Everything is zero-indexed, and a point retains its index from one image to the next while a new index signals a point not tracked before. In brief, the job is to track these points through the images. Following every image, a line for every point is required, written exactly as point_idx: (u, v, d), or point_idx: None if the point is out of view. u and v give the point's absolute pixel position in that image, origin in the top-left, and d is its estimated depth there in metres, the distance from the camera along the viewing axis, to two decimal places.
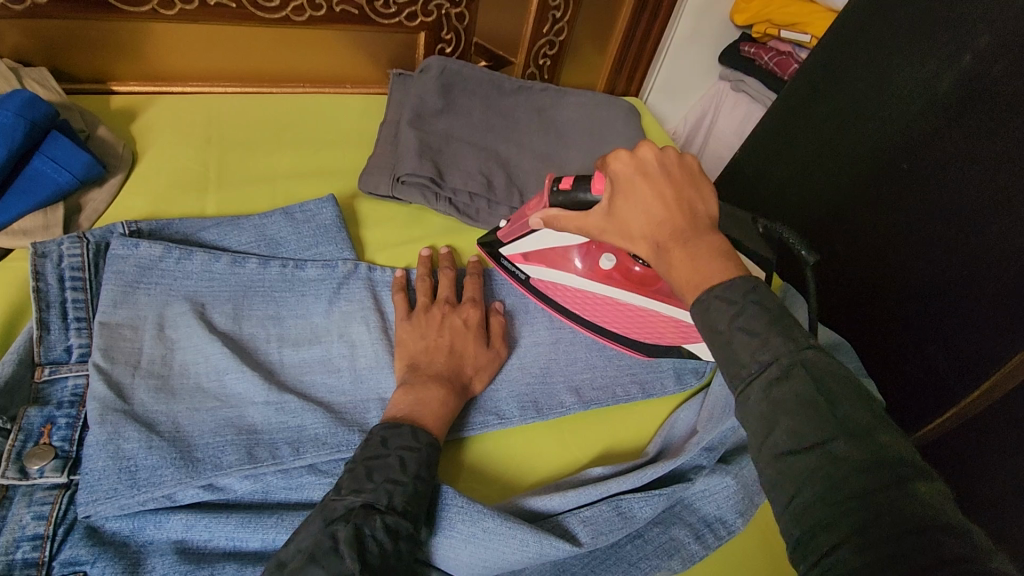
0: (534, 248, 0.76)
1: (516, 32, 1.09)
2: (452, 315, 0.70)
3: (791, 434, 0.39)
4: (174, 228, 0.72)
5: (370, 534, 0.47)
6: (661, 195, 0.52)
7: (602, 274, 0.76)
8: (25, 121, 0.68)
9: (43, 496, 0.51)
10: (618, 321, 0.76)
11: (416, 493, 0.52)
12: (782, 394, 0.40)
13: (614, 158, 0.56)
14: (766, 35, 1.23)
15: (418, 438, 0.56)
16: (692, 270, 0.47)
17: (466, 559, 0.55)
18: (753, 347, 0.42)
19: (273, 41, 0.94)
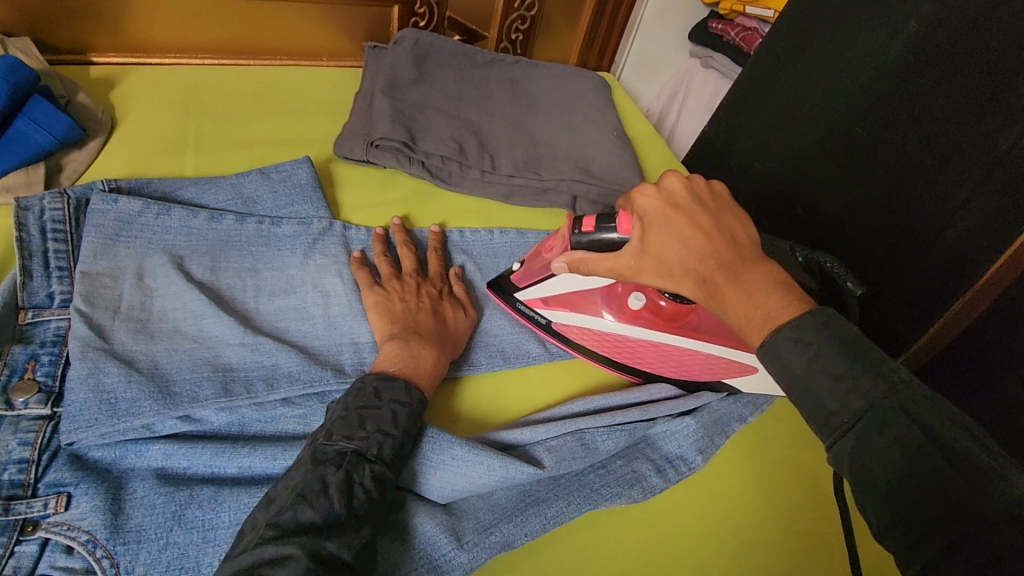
0: (556, 291, 0.73)
1: (489, 7, 1.12)
2: (427, 285, 0.73)
3: (903, 482, 0.42)
4: (153, 187, 0.74)
5: (358, 481, 0.49)
6: (696, 225, 0.55)
7: (631, 313, 0.72)
8: (9, 85, 0.71)
9: (28, 425, 0.54)
10: (653, 361, 0.73)
11: (404, 447, 0.54)
12: (882, 442, 0.43)
13: (641, 190, 0.58)
14: (732, 12, 1.28)
15: (411, 394, 0.57)
16: (754, 309, 0.50)
17: (435, 489, 0.57)
18: (842, 393, 0.45)
19: (250, 14, 0.97)
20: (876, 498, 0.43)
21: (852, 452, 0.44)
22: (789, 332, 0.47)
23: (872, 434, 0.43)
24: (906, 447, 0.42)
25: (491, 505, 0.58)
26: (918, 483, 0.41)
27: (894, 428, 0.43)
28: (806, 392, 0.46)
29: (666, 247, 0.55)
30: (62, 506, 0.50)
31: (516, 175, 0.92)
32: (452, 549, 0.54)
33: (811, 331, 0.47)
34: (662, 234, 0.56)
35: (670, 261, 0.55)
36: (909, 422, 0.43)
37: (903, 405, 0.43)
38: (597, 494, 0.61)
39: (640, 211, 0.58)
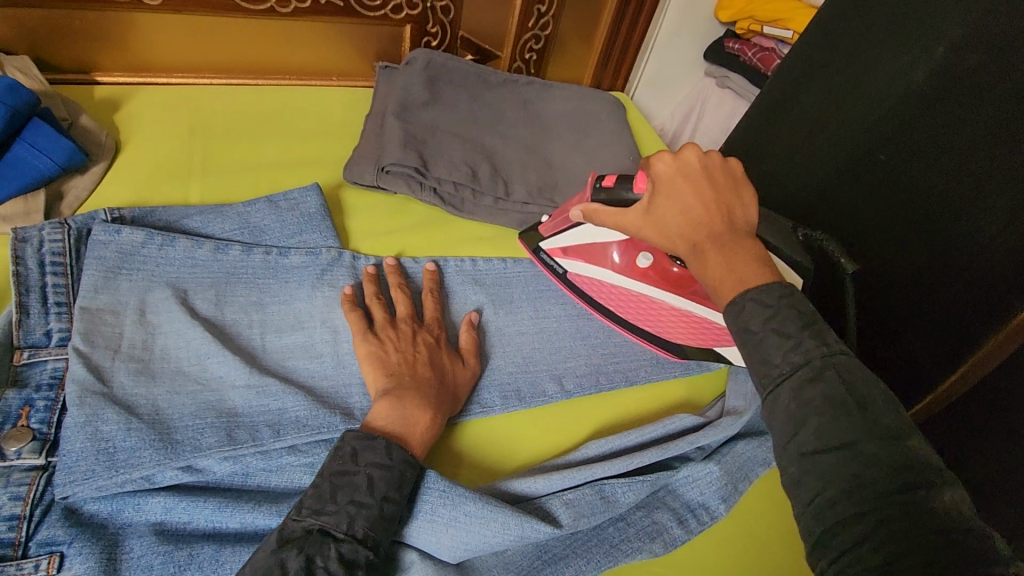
0: (573, 243, 0.77)
1: (503, 26, 1.09)
2: (423, 332, 0.67)
3: (818, 435, 0.42)
4: (157, 216, 0.72)
5: (321, 564, 0.46)
6: (701, 196, 0.53)
7: (639, 271, 0.75)
8: (8, 109, 0.68)
9: (20, 477, 0.50)
10: (650, 320, 0.76)
11: (382, 516, 0.50)
12: (814, 394, 0.43)
13: (659, 156, 0.56)
14: (749, 32, 1.25)
15: (392, 455, 0.53)
16: (728, 271, 0.50)
17: (431, 540, 0.53)
18: (786, 349, 0.45)
19: (259, 33, 0.94)
20: (797, 449, 0.43)
21: (786, 403, 0.44)
22: (756, 293, 0.47)
23: (804, 385, 0.43)
24: (838, 400, 0.42)
25: (506, 563, 0.55)
26: (838, 435, 0.41)
27: (829, 383, 0.43)
28: (757, 348, 0.46)
29: (667, 212, 0.54)
30: (54, 568, 0.47)
31: (531, 201, 0.90)
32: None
33: (773, 297, 0.47)
34: (667, 199, 0.55)
35: (668, 226, 0.55)
36: (843, 379, 0.43)
37: (838, 362, 0.43)
38: (616, 550, 0.58)
39: (654, 177, 0.56)
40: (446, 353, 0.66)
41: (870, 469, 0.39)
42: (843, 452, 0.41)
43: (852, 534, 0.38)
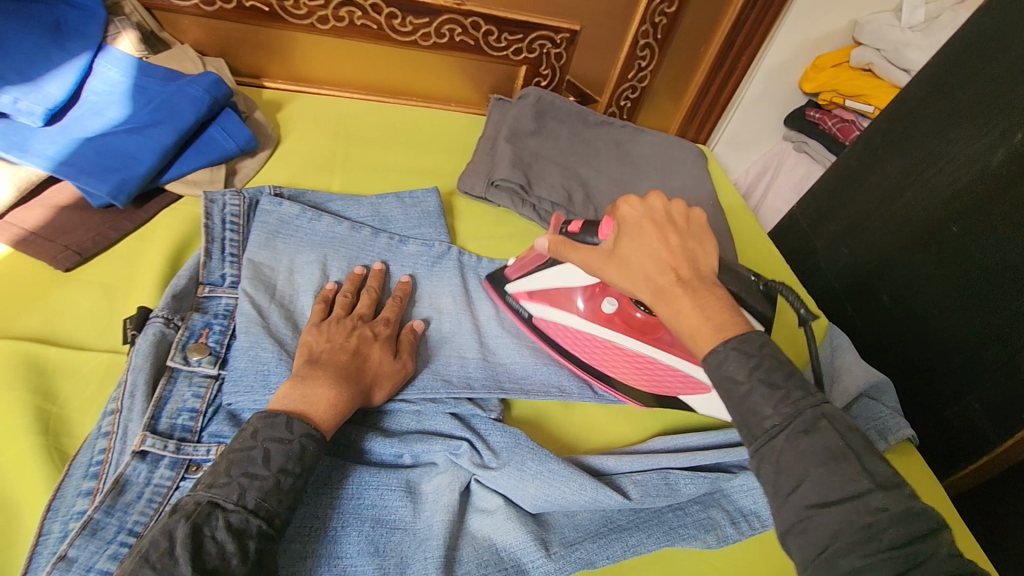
0: (538, 286, 0.78)
1: (605, 75, 1.22)
2: (363, 327, 0.69)
3: (823, 485, 0.47)
4: (308, 197, 0.86)
5: (210, 534, 0.48)
6: (664, 237, 0.61)
7: (604, 317, 0.77)
8: (211, 98, 0.84)
9: (200, 380, 0.63)
10: (622, 368, 0.76)
11: (275, 488, 0.52)
12: (809, 446, 0.48)
13: (626, 200, 0.65)
14: (831, 103, 1.35)
15: (293, 429, 0.55)
16: (705, 321, 0.55)
17: (516, 488, 0.61)
18: (776, 400, 0.50)
19: (400, 60, 1.10)
20: (801, 500, 0.47)
21: (780, 452, 0.49)
22: (737, 343, 0.53)
23: (800, 435, 0.49)
24: (835, 451, 0.48)
25: (575, 524, 0.63)
26: (838, 487, 0.47)
27: (823, 434, 0.49)
28: (744, 401, 0.51)
29: (631, 250, 0.61)
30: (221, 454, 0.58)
31: None
32: (529, 546, 0.59)
33: (755, 346, 0.53)
34: (631, 237, 0.62)
35: (634, 264, 0.61)
36: (835, 430, 0.49)
37: (826, 411, 0.50)
38: (674, 532, 0.64)
39: (621, 218, 0.64)
40: (351, 334, 0.67)
41: (876, 518, 0.45)
42: (845, 505, 0.46)
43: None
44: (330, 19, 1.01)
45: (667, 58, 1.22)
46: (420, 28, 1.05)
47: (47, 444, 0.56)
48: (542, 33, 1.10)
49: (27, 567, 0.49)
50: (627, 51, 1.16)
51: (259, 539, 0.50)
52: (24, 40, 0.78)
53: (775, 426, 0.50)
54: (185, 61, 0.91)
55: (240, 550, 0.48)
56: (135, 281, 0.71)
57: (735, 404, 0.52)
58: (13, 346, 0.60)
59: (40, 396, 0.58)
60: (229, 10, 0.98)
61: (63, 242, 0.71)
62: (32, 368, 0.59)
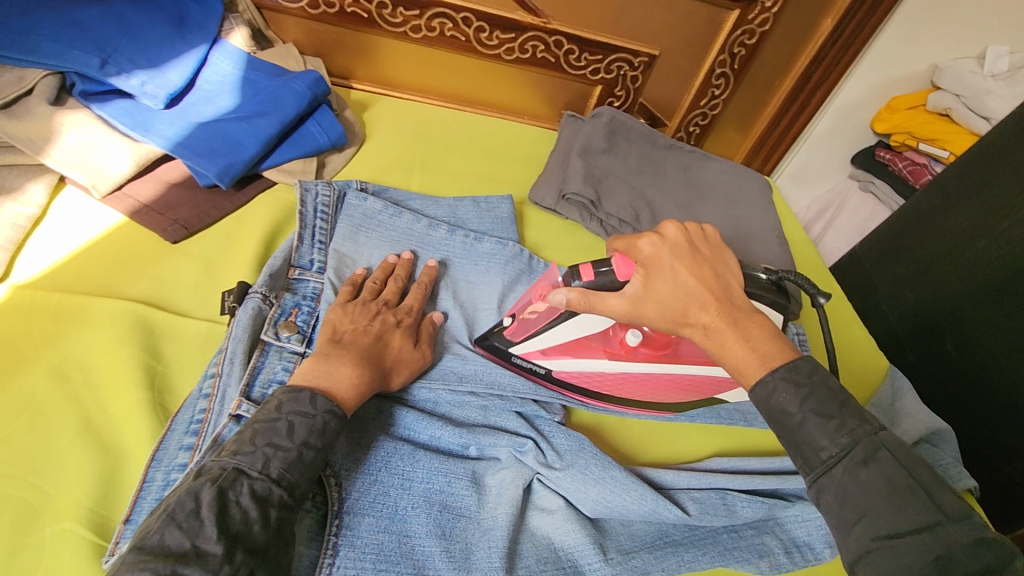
0: (552, 343, 0.72)
1: (677, 101, 1.24)
2: (386, 313, 0.71)
3: (890, 519, 0.48)
4: (389, 194, 0.90)
5: (234, 499, 0.48)
6: (697, 272, 0.61)
7: (628, 349, 0.73)
8: (311, 95, 0.89)
9: (289, 355, 0.66)
10: (648, 393, 0.75)
11: (297, 459, 0.53)
12: (870, 476, 0.49)
13: (646, 238, 0.64)
14: (903, 145, 1.34)
15: (316, 405, 0.57)
16: (752, 354, 0.57)
17: (578, 490, 0.63)
18: (831, 430, 0.52)
19: (482, 71, 1.15)
20: (866, 534, 0.48)
21: (838, 484, 0.50)
22: (785, 373, 0.54)
23: (859, 465, 0.50)
24: (896, 481, 0.49)
25: (631, 534, 0.64)
26: (904, 519, 0.47)
27: (883, 463, 0.50)
28: (798, 430, 0.53)
29: (665, 291, 0.61)
30: None
31: None
32: (588, 548, 0.60)
33: (806, 375, 0.54)
34: (662, 279, 0.61)
35: (672, 305, 0.61)
36: (894, 459, 0.50)
37: (884, 441, 0.51)
38: (730, 553, 0.64)
39: (645, 258, 0.63)
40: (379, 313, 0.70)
41: (948, 551, 0.45)
42: (915, 538, 0.46)
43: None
44: (422, 29, 1.06)
45: (741, 87, 1.23)
46: (505, 43, 1.09)
47: (152, 398, 0.60)
48: (622, 54, 1.12)
49: (132, 509, 0.52)
50: (703, 79, 1.18)
51: (280, 507, 0.51)
52: (152, 29, 0.84)
53: (833, 457, 0.51)
54: (288, 59, 0.97)
55: (263, 516, 0.49)
56: (232, 257, 0.76)
57: (791, 434, 0.53)
58: (127, 307, 0.65)
59: (148, 354, 0.63)
60: (331, 14, 1.04)
61: (172, 217, 0.76)
62: (142, 328, 0.65)
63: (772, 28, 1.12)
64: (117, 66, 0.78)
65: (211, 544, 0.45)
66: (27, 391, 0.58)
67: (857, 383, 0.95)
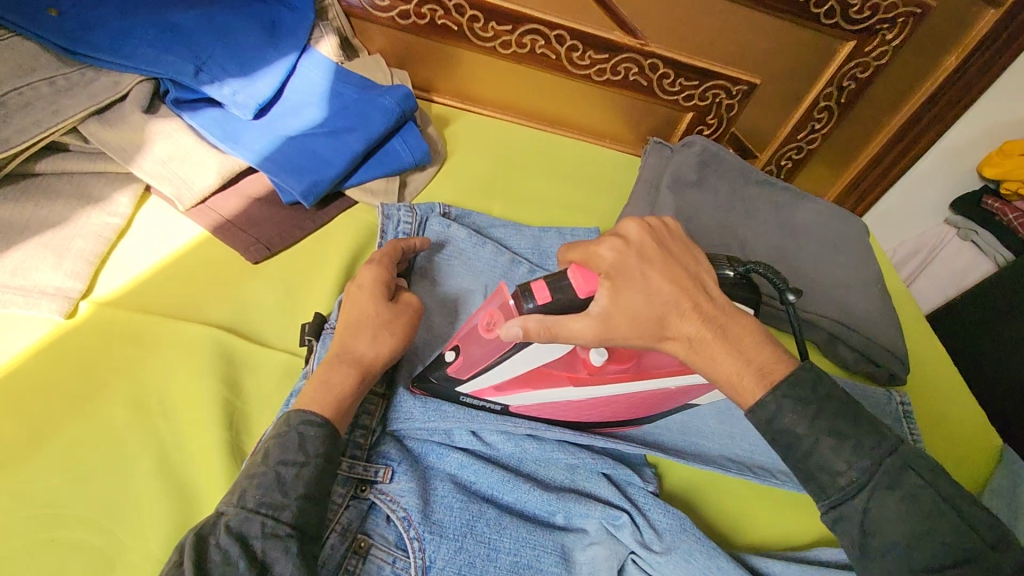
0: (508, 376, 0.63)
1: (772, 132, 1.16)
2: (351, 285, 0.65)
3: (927, 555, 0.46)
4: (472, 220, 0.86)
5: (212, 542, 0.45)
6: (669, 277, 0.54)
7: (594, 370, 0.64)
8: (400, 111, 0.83)
9: (369, 400, 0.64)
10: (621, 410, 0.68)
11: (274, 483, 0.49)
12: (895, 502, 0.47)
13: (607, 243, 0.55)
14: (1016, 193, 1.22)
15: (290, 421, 0.53)
16: (743, 363, 0.52)
17: None
18: (848, 454, 0.48)
19: (568, 91, 1.09)
20: (905, 565, 0.46)
21: (864, 512, 0.48)
22: (789, 391, 0.50)
23: (884, 492, 0.47)
24: (928, 505, 0.46)
25: None
26: (938, 551, 0.46)
27: (908, 485, 0.47)
28: (809, 459, 0.50)
29: (638, 302, 0.53)
30: (387, 478, 0.58)
31: None
32: None
33: (811, 390, 0.50)
34: (632, 287, 0.53)
35: (644, 315, 0.53)
36: (920, 479, 0.48)
37: (909, 458, 0.48)
38: None
39: (607, 266, 0.54)
40: (373, 285, 0.64)
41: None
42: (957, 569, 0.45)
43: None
44: (512, 45, 1.01)
45: (844, 121, 1.14)
46: (597, 63, 1.03)
47: (229, 439, 0.56)
48: (719, 82, 1.06)
49: None
50: (805, 112, 1.10)
51: (265, 538, 0.46)
52: (245, 36, 0.80)
53: (852, 484, 0.48)
54: (377, 71, 0.94)
55: (245, 553, 0.45)
56: (315, 281, 0.72)
57: (801, 459, 0.50)
58: (208, 331, 0.62)
59: (227, 387, 0.59)
60: (421, 26, 1.00)
61: (254, 235, 0.73)
62: (222, 357, 0.61)
63: (888, 62, 1.03)
64: (210, 74, 0.75)
65: None
66: (104, 421, 0.55)
67: (968, 458, 0.87)
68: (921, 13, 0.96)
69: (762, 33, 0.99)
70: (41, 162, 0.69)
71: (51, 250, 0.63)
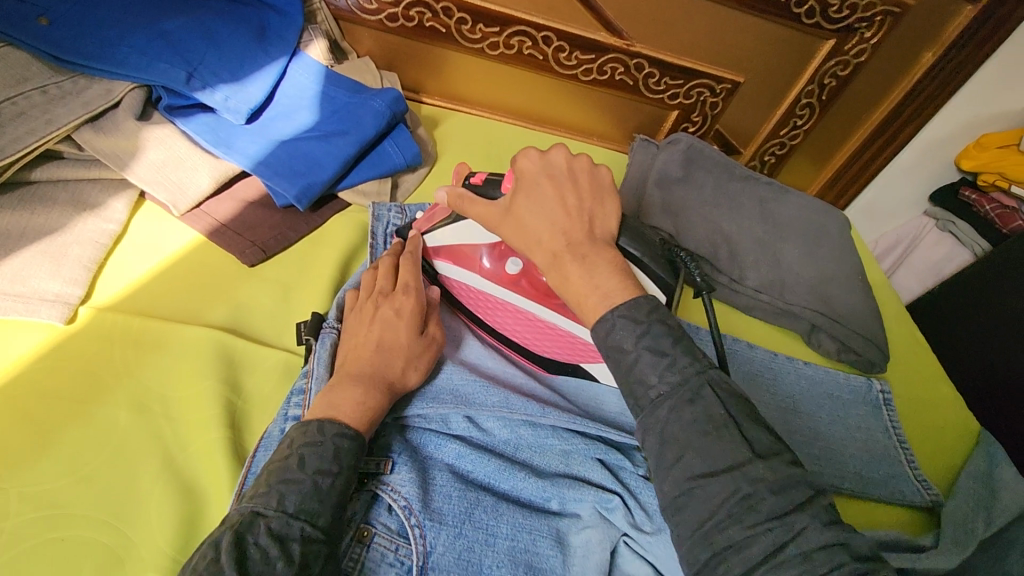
0: (445, 243, 0.75)
1: (755, 128, 1.19)
2: (383, 306, 0.66)
3: (704, 461, 0.47)
4: None
5: (252, 541, 0.47)
6: (562, 196, 0.58)
7: (508, 279, 0.74)
8: (391, 113, 0.84)
9: None
10: (521, 331, 0.76)
11: (312, 492, 0.51)
12: (691, 414, 0.49)
13: (527, 152, 0.60)
14: (992, 185, 1.26)
15: (324, 432, 0.54)
16: (595, 290, 0.55)
17: (671, 560, 0.59)
18: (660, 367, 0.51)
19: (555, 90, 1.11)
20: (683, 472, 0.48)
21: (663, 422, 0.49)
22: (625, 311, 0.53)
23: (685, 403, 0.49)
24: (714, 419, 0.48)
25: None
26: (716, 458, 0.47)
27: (707, 402, 0.49)
28: (631, 369, 0.51)
29: (528, 210, 0.58)
30: (388, 469, 0.60)
31: (760, 290, 0.99)
32: None
33: (644, 313, 0.53)
34: (528, 196, 0.59)
35: (529, 227, 0.58)
36: (719, 397, 0.49)
37: (711, 378, 0.50)
38: None
39: (520, 170, 0.60)
40: (412, 316, 0.66)
41: (753, 488, 0.45)
42: (726, 476, 0.46)
43: (743, 558, 0.44)
44: (500, 46, 1.03)
45: (827, 116, 1.16)
46: (584, 64, 1.05)
47: (231, 438, 0.58)
48: (703, 81, 1.08)
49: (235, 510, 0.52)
50: (787, 108, 1.12)
51: (303, 542, 0.49)
52: (236, 40, 0.81)
53: (660, 395, 0.50)
54: (366, 74, 0.95)
55: (285, 555, 0.47)
56: (310, 283, 0.74)
57: (624, 372, 0.52)
58: (208, 334, 0.63)
59: (228, 388, 0.61)
60: (410, 28, 1.01)
61: (249, 238, 0.74)
62: (222, 359, 0.63)
63: (867, 60, 1.06)
64: (202, 80, 0.76)
65: None
66: (108, 424, 0.57)
67: (945, 443, 0.90)
68: (899, 12, 0.98)
69: (745, 32, 1.01)
70: (36, 170, 0.69)
71: (49, 256, 0.64)
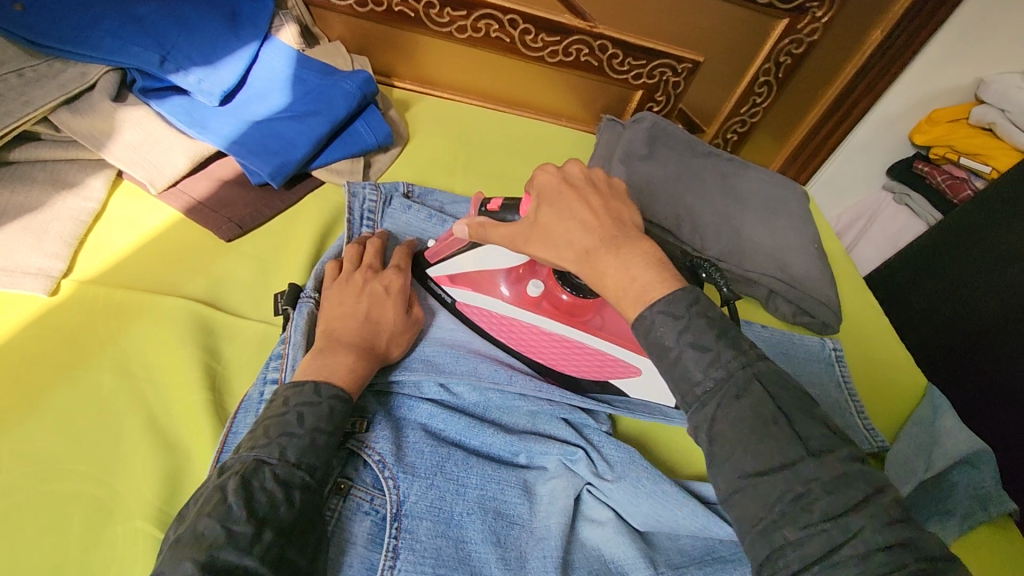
0: (461, 271, 0.78)
1: (716, 107, 1.23)
2: (374, 282, 0.71)
3: (757, 461, 0.45)
4: (434, 198, 0.90)
5: (258, 484, 0.50)
6: (586, 200, 0.56)
7: (530, 301, 0.77)
8: (362, 95, 0.87)
9: None
10: (548, 352, 0.77)
11: (309, 445, 0.55)
12: (740, 411, 0.46)
13: (541, 168, 0.60)
14: (943, 158, 1.32)
15: (319, 393, 0.58)
16: (631, 281, 0.52)
17: (630, 503, 0.64)
18: (704, 364, 0.48)
19: (523, 72, 1.14)
20: (735, 471, 0.46)
21: (710, 421, 0.47)
22: (664, 307, 0.50)
23: (731, 400, 0.47)
24: (762, 415, 0.46)
25: (680, 548, 0.64)
26: (766, 456, 0.45)
27: (755, 396, 0.47)
28: (675, 366, 0.49)
29: (552, 218, 0.57)
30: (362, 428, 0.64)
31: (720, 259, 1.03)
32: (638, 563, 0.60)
33: (683, 308, 0.50)
34: (550, 206, 0.57)
35: (555, 233, 0.57)
36: (767, 393, 0.47)
37: (759, 372, 0.48)
38: None
39: (537, 185, 0.60)
40: (400, 294, 0.71)
41: (808, 487, 0.43)
42: (781, 475, 0.44)
43: (801, 556, 0.42)
44: (468, 29, 1.06)
45: (784, 94, 1.22)
46: (550, 45, 1.08)
47: (212, 399, 0.61)
48: (665, 61, 1.12)
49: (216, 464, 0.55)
50: (746, 86, 1.17)
51: (302, 489, 0.53)
52: (207, 24, 0.83)
53: (705, 392, 0.48)
54: (337, 57, 0.97)
55: (287, 498, 0.51)
56: (286, 257, 0.77)
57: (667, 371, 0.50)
58: (186, 304, 0.66)
59: (207, 354, 0.64)
60: (379, 13, 1.04)
61: (226, 215, 0.77)
62: (200, 326, 0.66)
63: (820, 39, 1.11)
64: (175, 63, 0.79)
65: (242, 525, 0.47)
66: (94, 387, 0.60)
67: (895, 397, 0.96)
68: None
69: (704, 13, 1.06)
70: (16, 150, 0.71)
71: (31, 232, 0.67)
